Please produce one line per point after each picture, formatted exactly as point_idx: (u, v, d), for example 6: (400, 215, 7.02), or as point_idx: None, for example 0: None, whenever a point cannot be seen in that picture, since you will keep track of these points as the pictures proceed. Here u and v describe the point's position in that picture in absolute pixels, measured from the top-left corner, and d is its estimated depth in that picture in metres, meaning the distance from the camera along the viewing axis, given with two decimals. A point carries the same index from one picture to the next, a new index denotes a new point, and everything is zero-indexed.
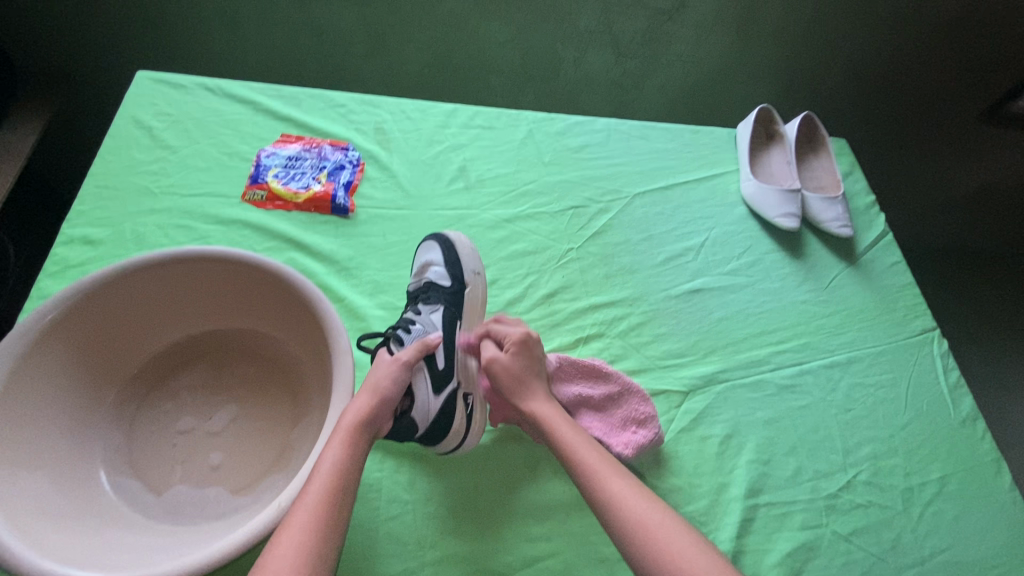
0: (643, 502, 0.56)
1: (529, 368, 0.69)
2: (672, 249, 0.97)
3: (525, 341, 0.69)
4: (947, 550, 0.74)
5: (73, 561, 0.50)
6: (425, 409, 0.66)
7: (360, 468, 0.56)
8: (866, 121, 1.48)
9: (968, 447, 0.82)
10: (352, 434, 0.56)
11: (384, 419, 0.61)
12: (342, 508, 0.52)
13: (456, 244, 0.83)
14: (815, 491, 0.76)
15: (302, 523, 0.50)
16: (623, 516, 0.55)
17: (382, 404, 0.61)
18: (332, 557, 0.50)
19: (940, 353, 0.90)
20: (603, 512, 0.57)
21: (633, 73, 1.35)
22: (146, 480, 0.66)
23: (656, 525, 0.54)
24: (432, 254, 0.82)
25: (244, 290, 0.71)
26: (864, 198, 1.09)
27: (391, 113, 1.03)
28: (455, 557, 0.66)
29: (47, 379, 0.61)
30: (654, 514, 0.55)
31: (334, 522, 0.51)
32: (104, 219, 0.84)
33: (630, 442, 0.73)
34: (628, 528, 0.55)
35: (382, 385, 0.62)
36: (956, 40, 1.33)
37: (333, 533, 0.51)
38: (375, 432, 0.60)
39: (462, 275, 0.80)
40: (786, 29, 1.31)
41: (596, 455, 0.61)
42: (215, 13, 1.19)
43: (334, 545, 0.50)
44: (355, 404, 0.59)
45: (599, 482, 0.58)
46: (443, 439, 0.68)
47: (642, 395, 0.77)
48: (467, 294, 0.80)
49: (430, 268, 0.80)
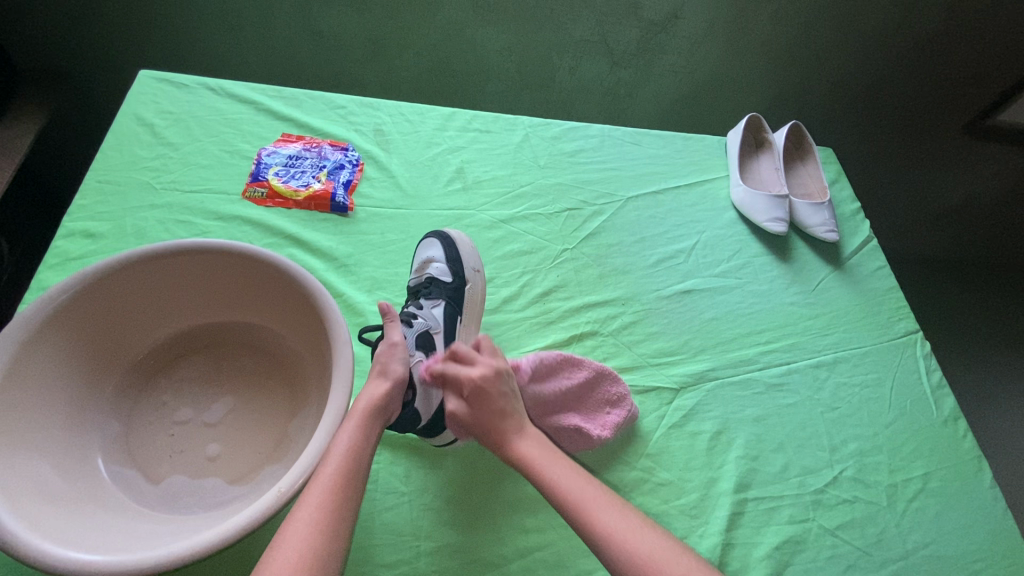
0: (638, 534, 0.54)
1: (493, 408, 0.63)
2: (663, 252, 0.99)
3: (482, 384, 0.63)
4: (930, 545, 0.76)
5: (73, 544, 0.50)
6: (427, 398, 0.68)
7: (369, 453, 0.58)
8: (854, 133, 1.52)
9: (950, 446, 0.84)
10: (365, 418, 0.60)
11: (394, 404, 0.65)
12: (356, 489, 0.55)
13: (457, 242, 0.85)
14: (802, 486, 0.78)
15: (317, 501, 0.52)
16: (617, 553, 0.53)
17: (392, 389, 0.64)
18: (345, 535, 0.52)
19: (922, 354, 0.93)
20: (596, 546, 0.55)
21: (627, 82, 1.39)
22: (143, 469, 0.67)
23: (654, 556, 0.53)
24: (433, 250, 0.84)
25: (245, 283, 0.72)
26: (849, 206, 1.12)
27: (390, 115, 1.05)
28: (450, 547, 0.67)
29: (50, 367, 0.62)
30: (648, 544, 0.54)
31: (348, 498, 0.54)
32: (105, 213, 0.85)
33: (607, 422, 0.76)
34: (624, 562, 0.53)
35: (390, 368, 0.65)
36: (931, 56, 1.38)
37: (346, 511, 0.53)
38: (387, 418, 0.63)
39: (463, 272, 0.82)
40: (775, 42, 1.35)
41: (584, 490, 0.58)
42: (216, 16, 1.21)
43: (346, 523, 0.53)
44: (370, 390, 0.63)
45: (590, 518, 0.56)
46: (443, 430, 0.70)
47: (614, 377, 0.80)
48: (467, 290, 0.82)
49: (431, 264, 0.83)
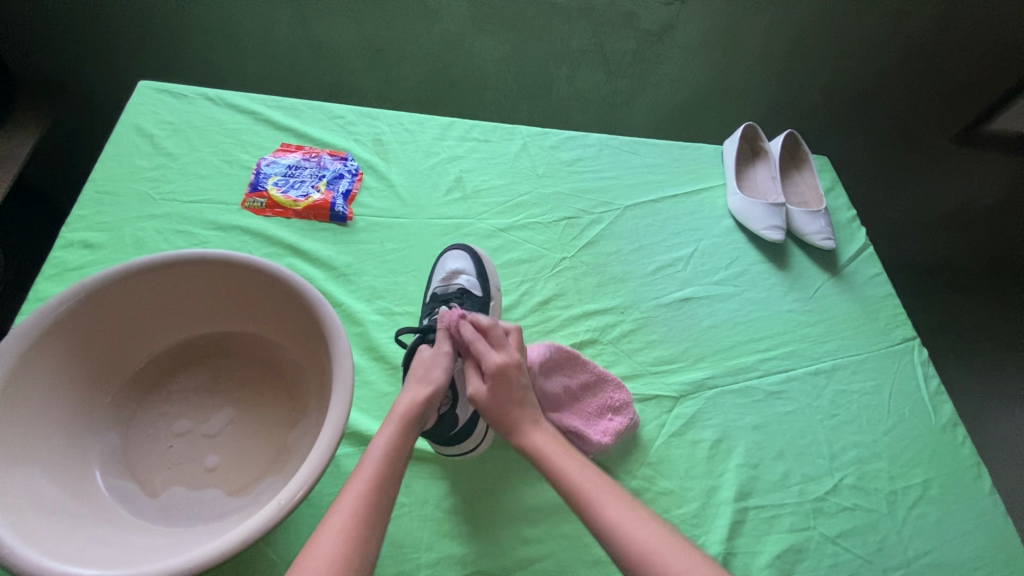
0: (644, 528, 0.55)
1: (510, 396, 0.66)
2: (661, 260, 0.99)
3: (505, 368, 0.66)
4: (931, 553, 0.76)
5: (69, 558, 0.49)
6: (466, 406, 0.70)
7: (402, 462, 0.58)
8: (846, 141, 1.54)
9: (948, 453, 0.85)
10: (401, 426, 0.60)
11: (431, 413, 0.64)
12: (385, 498, 0.55)
13: (483, 259, 0.87)
14: (802, 494, 0.78)
15: (351, 506, 0.52)
16: (619, 542, 0.55)
17: (433, 395, 0.63)
18: (375, 545, 0.51)
19: (920, 361, 0.93)
20: (602, 537, 0.56)
21: (623, 92, 1.40)
22: (142, 482, 0.66)
23: (659, 547, 0.53)
24: (461, 263, 0.85)
25: (242, 293, 0.72)
26: (845, 213, 1.13)
27: (389, 125, 1.06)
28: (451, 558, 0.66)
29: (47, 379, 0.62)
30: (653, 534, 0.54)
31: (377, 507, 0.54)
32: (104, 224, 0.85)
33: (608, 429, 0.76)
34: (631, 553, 0.54)
35: (432, 375, 0.65)
36: (932, 62, 1.40)
37: (379, 517, 0.53)
38: (423, 425, 0.63)
39: (490, 289, 0.84)
40: (769, 52, 1.36)
41: (591, 482, 0.60)
42: (216, 29, 1.22)
43: (376, 532, 0.52)
44: (408, 396, 0.63)
45: (595, 508, 0.57)
46: (466, 440, 0.70)
47: (617, 384, 0.80)
48: (492, 307, 0.83)
49: (460, 276, 0.83)
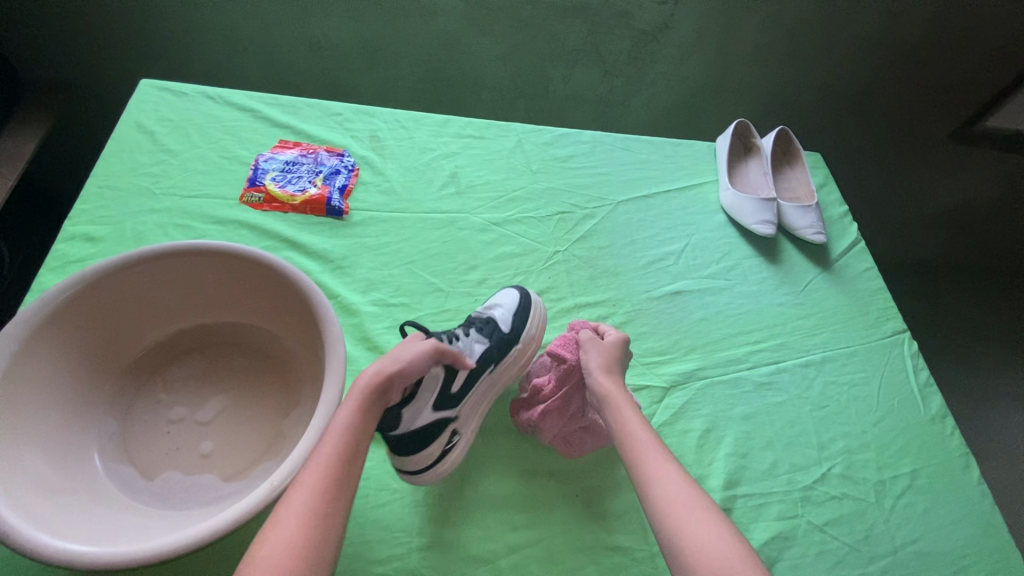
0: (678, 483, 0.60)
1: (615, 359, 0.74)
2: (653, 254, 1.01)
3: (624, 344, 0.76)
4: (918, 541, 0.76)
5: (69, 536, 0.51)
6: (416, 411, 0.66)
7: (365, 437, 0.59)
8: (842, 138, 1.55)
9: (937, 443, 0.85)
10: (362, 400, 0.60)
11: (398, 386, 0.63)
12: (347, 477, 0.55)
13: (533, 307, 0.83)
14: (790, 483, 0.79)
15: (309, 485, 0.53)
16: (654, 489, 0.59)
17: (398, 372, 0.62)
18: (338, 523, 0.53)
19: (910, 354, 0.94)
20: (642, 482, 0.61)
21: (619, 91, 1.41)
22: (140, 466, 0.68)
23: (680, 501, 0.58)
24: (508, 298, 0.82)
25: (240, 283, 0.74)
26: (837, 209, 1.14)
27: (386, 122, 1.08)
28: (442, 542, 0.67)
29: (49, 366, 0.64)
30: (683, 489, 0.59)
31: (341, 486, 0.55)
32: (105, 218, 0.87)
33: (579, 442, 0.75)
34: (659, 497, 0.59)
35: (403, 355, 0.64)
36: (923, 62, 1.40)
37: (339, 493, 0.54)
38: (386, 400, 0.62)
39: (521, 331, 0.79)
40: (763, 50, 1.37)
41: (647, 436, 0.65)
42: (218, 30, 1.24)
43: (340, 509, 0.54)
44: (373, 368, 0.62)
45: (642, 456, 0.63)
46: (415, 453, 0.67)
47: None
48: (515, 349, 0.78)
49: (497, 309, 0.81)
